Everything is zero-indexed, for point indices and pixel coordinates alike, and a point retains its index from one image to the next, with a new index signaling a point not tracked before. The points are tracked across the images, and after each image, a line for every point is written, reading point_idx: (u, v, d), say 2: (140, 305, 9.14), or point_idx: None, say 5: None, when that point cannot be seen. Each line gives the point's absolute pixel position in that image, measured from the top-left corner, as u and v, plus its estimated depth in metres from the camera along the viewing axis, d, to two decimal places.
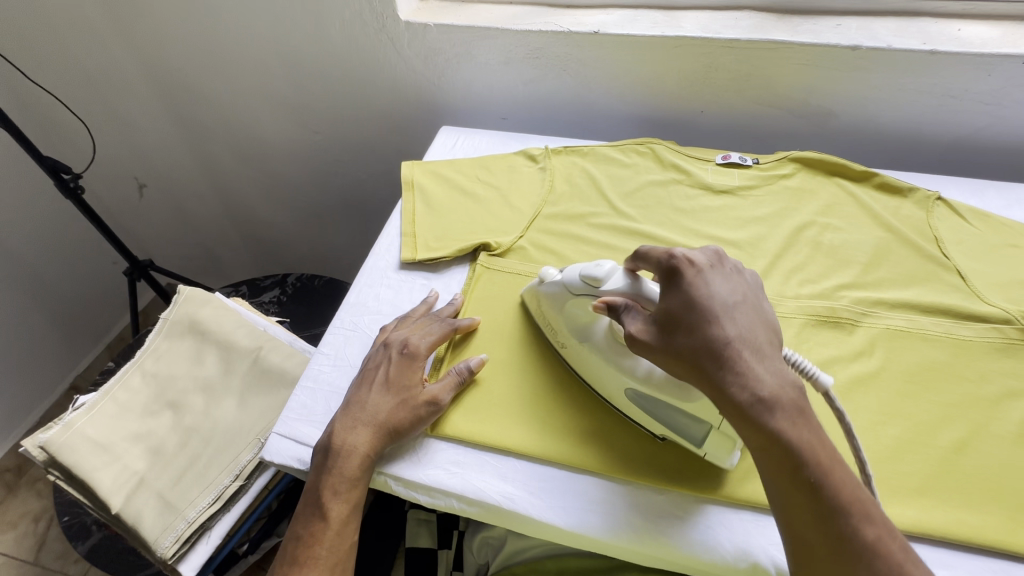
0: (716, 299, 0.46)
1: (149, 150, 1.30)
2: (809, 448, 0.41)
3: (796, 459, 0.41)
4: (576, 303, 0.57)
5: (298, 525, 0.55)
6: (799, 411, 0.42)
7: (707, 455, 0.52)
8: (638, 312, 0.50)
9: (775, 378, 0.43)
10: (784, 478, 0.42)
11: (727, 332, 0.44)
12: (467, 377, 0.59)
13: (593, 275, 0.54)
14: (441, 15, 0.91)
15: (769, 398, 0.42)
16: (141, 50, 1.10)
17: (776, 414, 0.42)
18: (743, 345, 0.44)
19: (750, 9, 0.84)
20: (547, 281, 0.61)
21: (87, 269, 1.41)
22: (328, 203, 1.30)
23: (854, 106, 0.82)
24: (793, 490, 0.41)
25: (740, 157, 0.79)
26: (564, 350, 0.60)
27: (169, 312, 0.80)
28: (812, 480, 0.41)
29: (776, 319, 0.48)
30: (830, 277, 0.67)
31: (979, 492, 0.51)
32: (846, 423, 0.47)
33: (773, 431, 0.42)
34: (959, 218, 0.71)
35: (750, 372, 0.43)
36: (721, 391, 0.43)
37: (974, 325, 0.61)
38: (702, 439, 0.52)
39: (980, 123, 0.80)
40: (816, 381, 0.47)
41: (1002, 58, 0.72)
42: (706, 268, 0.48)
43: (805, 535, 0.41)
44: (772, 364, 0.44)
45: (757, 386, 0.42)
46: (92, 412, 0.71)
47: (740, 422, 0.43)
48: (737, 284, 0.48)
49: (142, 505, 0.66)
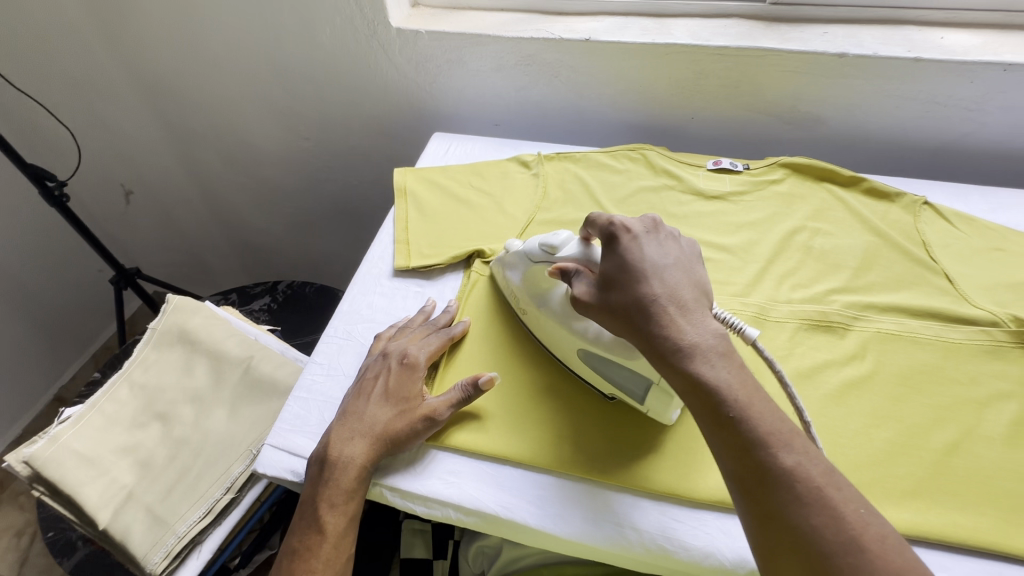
0: (645, 260, 0.49)
1: (136, 154, 1.28)
2: (728, 388, 0.43)
3: (716, 400, 0.42)
4: (536, 271, 0.60)
5: (293, 538, 0.54)
6: (720, 354, 0.44)
7: (649, 411, 0.55)
8: (587, 276, 0.52)
9: (696, 327, 0.45)
10: (706, 418, 0.43)
11: (654, 288, 0.47)
12: (470, 392, 0.57)
13: (550, 243, 0.58)
14: (432, 22, 0.91)
15: (690, 344, 0.44)
16: (127, 55, 1.08)
17: (696, 358, 0.44)
18: (668, 299, 0.47)
19: (738, 17, 0.85)
20: (512, 251, 0.64)
21: (72, 277, 1.39)
22: (319, 209, 1.29)
23: (842, 113, 0.84)
24: (715, 429, 0.42)
25: (730, 163, 0.80)
26: (525, 316, 0.63)
27: (158, 321, 0.78)
28: (732, 416, 0.42)
29: (706, 279, 0.50)
30: (821, 281, 0.68)
31: (971, 493, 0.52)
32: (778, 372, 0.49)
33: (694, 374, 0.43)
34: (946, 223, 0.72)
35: (672, 321, 0.45)
36: (648, 340, 0.46)
37: (963, 328, 0.62)
38: (644, 394, 0.54)
39: (963, 129, 0.81)
40: (743, 334, 0.49)
41: (984, 66, 0.74)
42: (641, 234, 0.51)
43: (730, 469, 0.42)
44: (696, 316, 0.46)
45: (678, 335, 0.45)
46: (78, 425, 0.68)
47: (665, 367, 0.45)
48: (668, 247, 0.51)
49: (130, 520, 0.65)
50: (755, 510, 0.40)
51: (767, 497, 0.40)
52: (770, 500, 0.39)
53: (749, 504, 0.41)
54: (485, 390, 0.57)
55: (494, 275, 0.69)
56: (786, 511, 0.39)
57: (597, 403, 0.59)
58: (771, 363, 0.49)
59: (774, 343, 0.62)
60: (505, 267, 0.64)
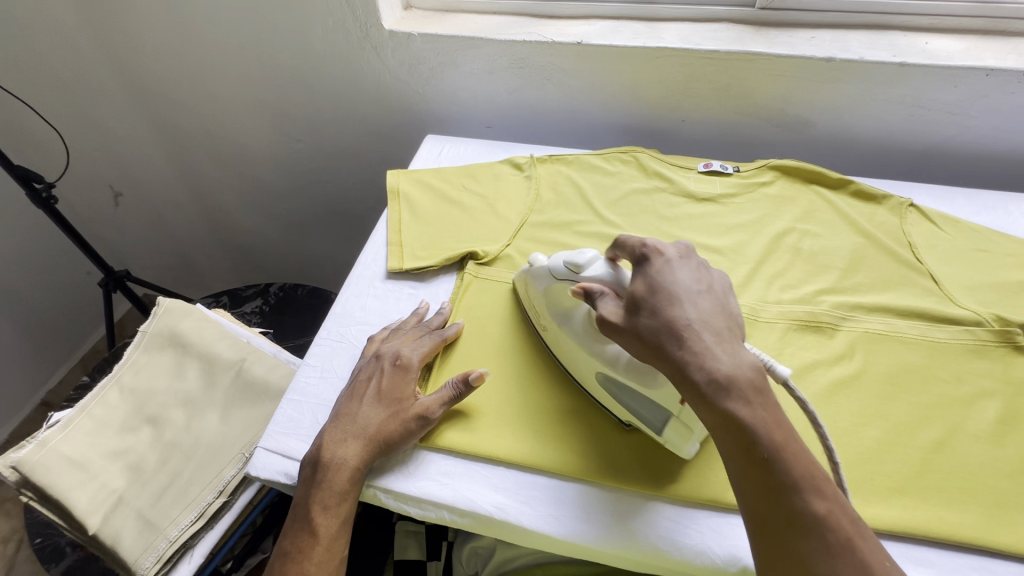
0: (680, 287, 0.48)
1: (126, 156, 1.27)
2: (763, 426, 0.42)
3: (750, 437, 0.42)
4: (560, 289, 0.59)
5: (285, 541, 0.54)
6: (755, 391, 0.43)
7: (666, 442, 0.54)
8: (613, 298, 0.52)
9: (731, 359, 0.44)
10: (738, 455, 0.42)
11: (689, 317, 0.46)
12: (462, 390, 0.57)
13: (576, 262, 0.58)
14: (425, 24, 0.91)
15: (726, 378, 0.43)
16: (117, 56, 1.07)
17: (731, 394, 0.43)
18: (703, 329, 0.46)
19: (728, 21, 0.87)
20: (536, 267, 0.63)
21: (59, 280, 1.37)
22: (310, 210, 1.28)
23: (829, 116, 0.85)
24: (747, 466, 0.42)
25: (721, 166, 0.81)
26: (545, 332, 0.62)
27: (148, 325, 0.78)
28: (765, 456, 0.41)
29: (739, 312, 0.50)
30: (810, 282, 0.69)
31: (956, 490, 0.53)
32: (811, 413, 0.48)
33: (727, 410, 0.42)
34: (931, 224, 0.73)
35: (706, 352, 0.44)
36: (680, 370, 0.45)
37: (948, 327, 0.63)
38: (663, 425, 0.53)
39: (948, 132, 0.83)
40: (773, 373, 0.47)
41: (968, 70, 0.75)
42: (674, 261, 0.51)
43: (757, 510, 0.41)
44: (730, 348, 0.45)
45: (714, 366, 0.44)
46: (67, 430, 0.67)
47: (697, 400, 0.44)
48: (703, 276, 0.50)
49: (121, 525, 0.64)
50: (780, 555, 0.40)
51: (796, 543, 0.39)
52: (799, 547, 0.39)
53: (775, 548, 0.40)
54: (474, 387, 0.57)
55: (514, 291, 0.68)
56: (816, 560, 0.38)
57: (590, 403, 0.60)
58: (804, 403, 0.48)
59: (764, 343, 0.63)
60: (530, 283, 0.63)
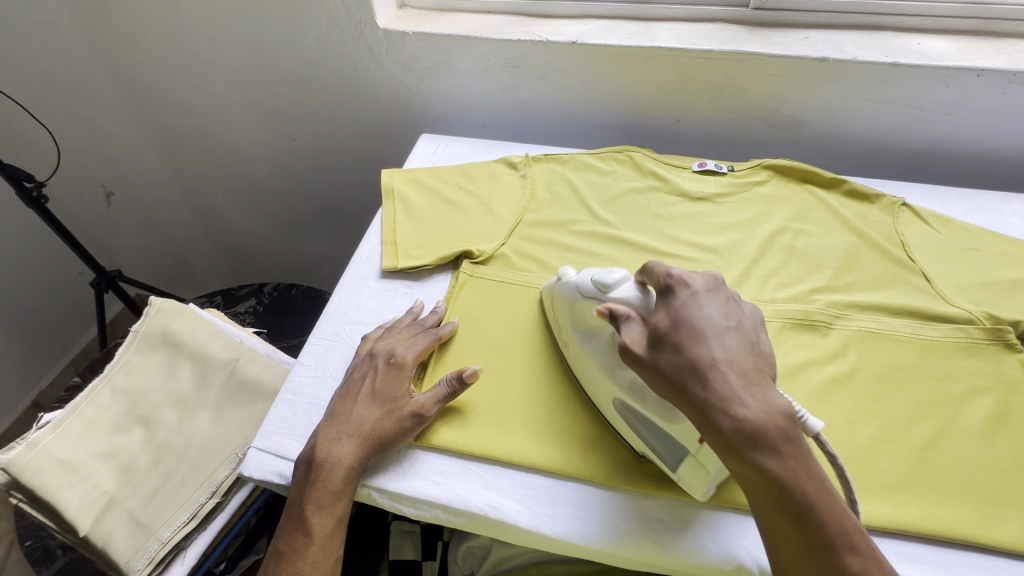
0: (705, 322, 0.45)
1: (118, 155, 1.26)
2: (795, 480, 0.40)
3: (780, 492, 0.40)
4: (584, 306, 0.57)
5: (279, 541, 0.53)
6: (787, 442, 0.41)
7: (680, 481, 0.51)
8: (638, 324, 0.50)
9: (760, 405, 0.41)
10: (767, 508, 0.41)
11: (715, 357, 0.43)
12: (457, 387, 0.57)
13: (603, 280, 0.55)
14: (420, 23, 0.91)
15: (755, 428, 0.41)
16: (109, 54, 1.06)
17: (761, 445, 0.41)
18: (730, 372, 0.43)
19: (722, 21, 0.87)
20: (563, 280, 0.61)
21: (50, 280, 1.35)
22: (305, 210, 1.28)
23: (823, 116, 0.85)
24: (777, 519, 0.41)
25: (715, 165, 0.81)
26: (565, 348, 0.61)
27: (140, 325, 0.77)
28: (797, 511, 0.40)
29: (769, 347, 0.47)
30: (804, 281, 0.69)
31: (949, 487, 0.53)
32: (840, 467, 0.46)
33: (757, 463, 0.41)
34: (923, 223, 0.74)
35: (733, 396, 0.42)
36: (706, 417, 0.42)
37: (941, 326, 0.63)
38: (678, 462, 0.51)
39: (940, 132, 0.83)
40: (806, 425, 0.44)
41: (959, 71, 0.76)
42: (699, 292, 0.48)
43: (788, 563, 0.41)
44: (761, 391, 0.42)
45: (742, 414, 0.41)
46: (58, 431, 0.67)
47: (725, 449, 0.42)
48: (730, 309, 0.47)
49: (112, 527, 0.64)
50: None
51: None
52: None
53: None
54: (469, 384, 0.58)
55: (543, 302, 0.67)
56: None
57: (584, 402, 0.60)
58: (831, 455, 0.46)
59: None
60: (557, 296, 0.61)
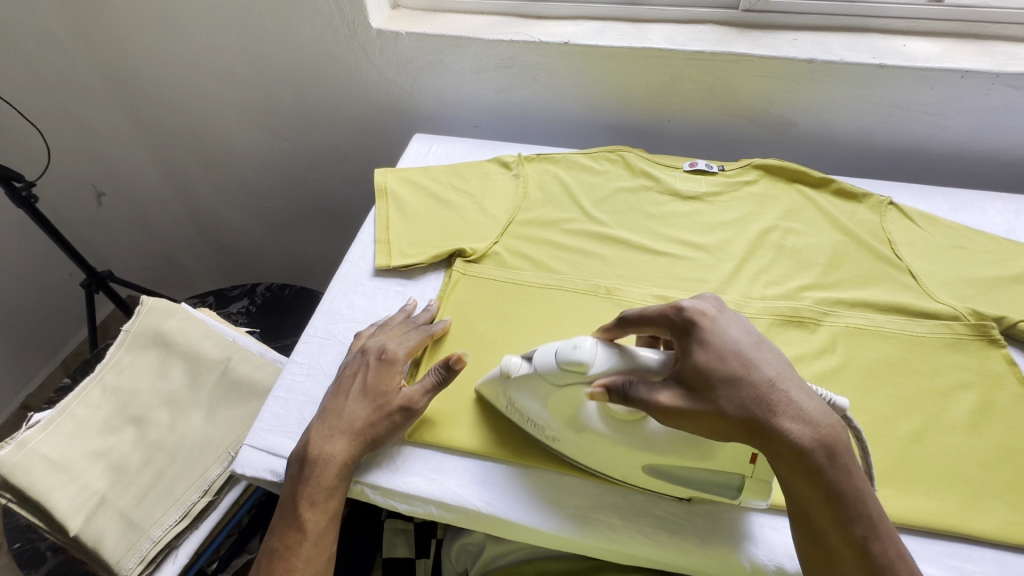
0: (745, 343, 0.47)
1: (109, 155, 1.26)
2: (862, 495, 0.42)
3: (855, 506, 0.42)
4: (563, 396, 0.51)
5: (272, 537, 0.53)
6: (849, 452, 0.43)
7: (742, 502, 0.51)
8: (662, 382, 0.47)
9: (823, 415, 0.44)
10: (840, 529, 0.42)
11: (769, 377, 0.45)
12: (444, 376, 0.57)
13: (577, 362, 0.49)
14: (413, 24, 0.92)
15: (828, 441, 0.43)
16: (100, 53, 1.06)
17: (835, 460, 0.42)
18: (787, 387, 0.45)
19: (712, 23, 0.88)
20: (516, 372, 0.53)
21: (40, 281, 1.34)
22: (298, 210, 1.28)
23: (811, 116, 0.86)
24: (844, 542, 0.42)
25: (706, 164, 0.82)
26: (557, 442, 0.54)
27: (131, 324, 0.77)
28: (868, 527, 0.41)
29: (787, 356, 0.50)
30: (792, 278, 0.70)
31: (933, 479, 0.54)
32: (860, 438, 0.50)
33: (832, 479, 0.42)
34: (910, 222, 0.75)
35: (802, 413, 0.43)
36: (781, 442, 0.43)
37: (926, 322, 0.65)
38: (737, 490, 0.51)
39: (925, 133, 0.85)
40: (835, 406, 0.48)
41: (944, 72, 0.77)
42: (720, 316, 0.49)
43: None
44: (815, 402, 0.45)
45: (813, 429, 0.43)
46: (47, 430, 0.66)
47: (801, 472, 0.43)
48: (751, 327, 0.49)
49: (103, 527, 0.63)
50: None
51: None
52: None
53: None
54: (456, 371, 0.57)
55: (483, 394, 0.59)
56: None
57: None
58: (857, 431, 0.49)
59: None
60: (516, 390, 0.54)
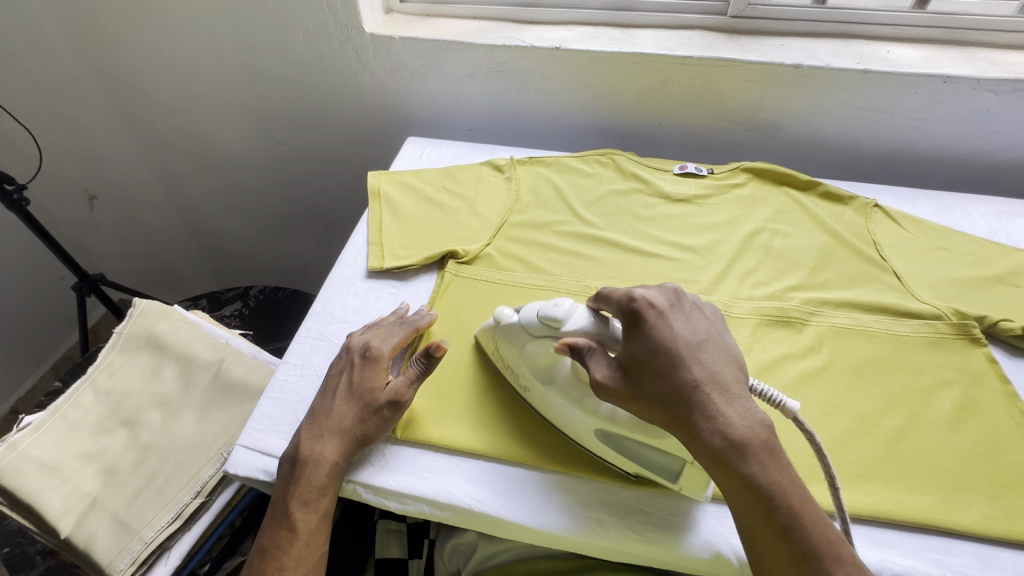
0: (679, 340, 0.47)
1: (101, 158, 1.25)
2: (780, 490, 0.42)
3: (767, 501, 0.42)
4: (538, 346, 0.55)
5: (263, 537, 0.53)
6: (769, 451, 0.43)
7: (682, 489, 0.53)
8: (603, 356, 0.50)
9: (742, 416, 0.44)
10: (757, 521, 0.43)
11: (694, 374, 0.45)
12: (430, 364, 0.58)
13: (551, 315, 0.53)
14: (406, 29, 0.92)
15: (740, 441, 0.43)
16: (93, 56, 1.06)
17: (747, 458, 0.43)
18: (710, 386, 0.45)
19: (701, 28, 0.89)
20: (503, 321, 0.58)
21: (31, 285, 1.34)
22: (292, 213, 1.28)
23: (798, 120, 0.88)
24: (763, 532, 0.43)
25: (696, 167, 0.84)
26: (528, 393, 0.58)
27: (124, 326, 0.77)
28: (784, 523, 0.42)
29: (739, 350, 0.49)
30: (780, 279, 0.72)
31: (917, 474, 0.55)
32: (817, 442, 0.47)
33: (745, 475, 0.43)
34: (894, 223, 0.76)
35: (719, 411, 0.44)
36: (694, 437, 0.44)
37: (910, 321, 0.66)
38: (677, 474, 0.52)
39: (910, 137, 0.87)
40: (784, 408, 0.47)
41: (926, 78, 0.79)
42: (666, 310, 0.49)
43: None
44: (740, 404, 0.45)
45: (728, 426, 0.44)
46: (39, 432, 0.66)
47: (715, 466, 0.44)
48: (699, 322, 0.49)
49: (95, 528, 0.63)
50: None
51: None
52: None
53: None
54: (437, 358, 0.58)
55: (481, 343, 0.64)
56: None
57: None
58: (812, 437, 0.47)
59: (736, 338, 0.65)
60: (502, 338, 0.58)
